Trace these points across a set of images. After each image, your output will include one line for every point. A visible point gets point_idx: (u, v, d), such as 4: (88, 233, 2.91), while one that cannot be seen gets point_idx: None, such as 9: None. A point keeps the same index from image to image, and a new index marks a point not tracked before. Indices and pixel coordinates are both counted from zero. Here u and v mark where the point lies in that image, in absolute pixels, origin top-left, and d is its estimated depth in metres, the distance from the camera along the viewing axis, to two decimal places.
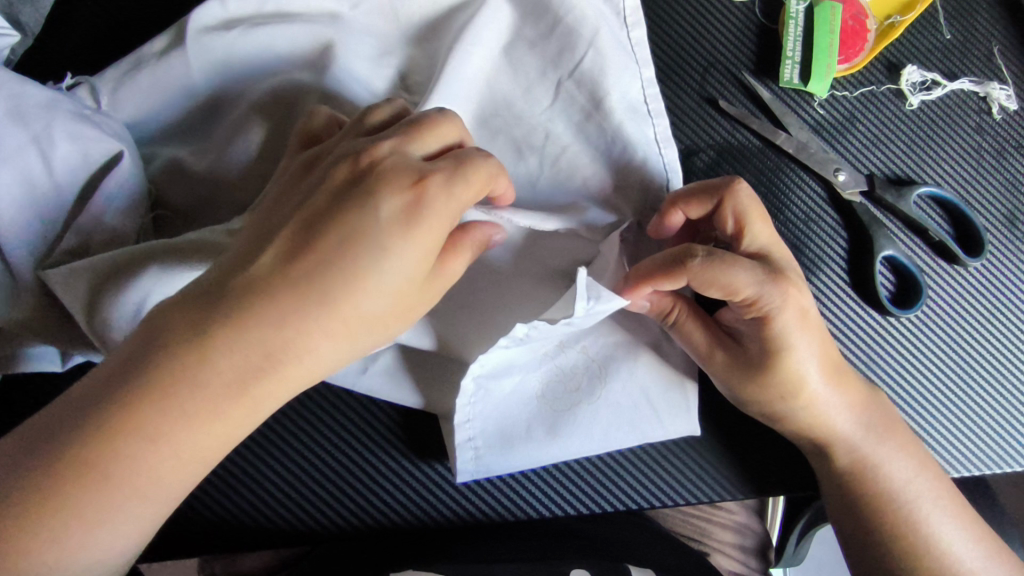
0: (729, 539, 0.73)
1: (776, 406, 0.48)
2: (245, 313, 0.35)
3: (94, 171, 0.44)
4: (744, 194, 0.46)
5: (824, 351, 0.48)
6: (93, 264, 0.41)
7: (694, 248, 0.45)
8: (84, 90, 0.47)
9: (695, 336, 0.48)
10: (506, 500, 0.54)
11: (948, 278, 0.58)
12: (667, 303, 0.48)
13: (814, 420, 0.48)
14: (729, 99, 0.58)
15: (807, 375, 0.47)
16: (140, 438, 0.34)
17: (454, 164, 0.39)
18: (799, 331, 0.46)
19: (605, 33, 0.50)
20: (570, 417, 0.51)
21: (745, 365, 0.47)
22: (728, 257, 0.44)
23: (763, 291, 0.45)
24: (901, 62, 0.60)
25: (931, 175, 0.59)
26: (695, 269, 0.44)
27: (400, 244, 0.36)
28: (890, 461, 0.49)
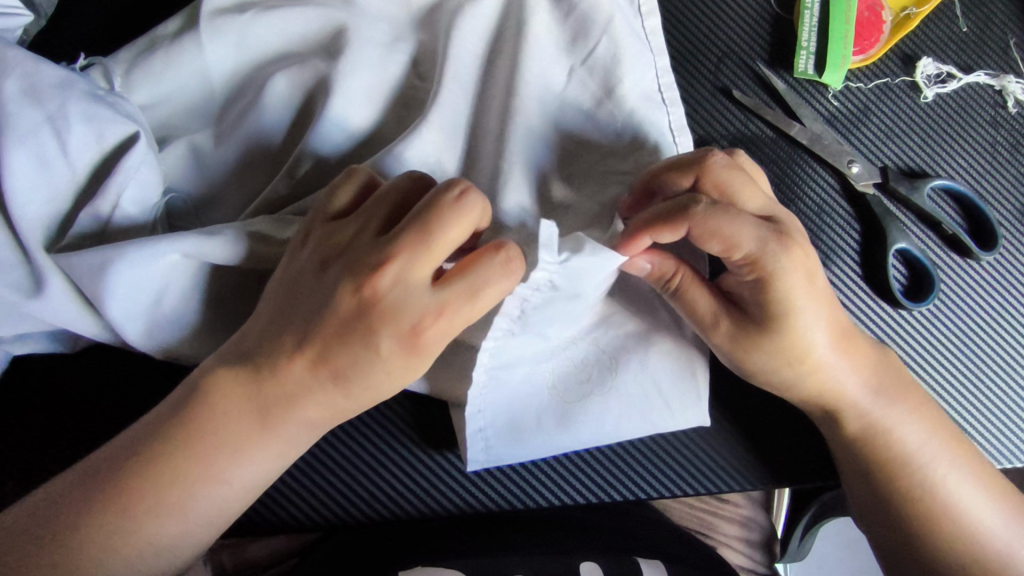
0: (735, 533, 0.73)
1: (784, 374, 0.47)
2: (272, 397, 0.41)
3: (108, 151, 0.43)
4: (722, 163, 0.45)
5: (832, 317, 0.46)
6: (106, 258, 0.41)
7: (694, 198, 0.43)
8: (97, 72, 0.47)
9: (700, 301, 0.46)
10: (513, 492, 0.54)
11: (960, 273, 0.58)
12: (668, 268, 0.46)
13: (820, 387, 0.47)
14: (744, 90, 0.58)
15: (815, 343, 0.46)
16: (181, 476, 0.40)
17: (464, 289, 0.39)
18: (806, 295, 0.44)
19: (620, 22, 0.50)
20: (582, 407, 0.51)
21: (753, 332, 0.45)
22: (731, 209, 0.43)
23: (765, 249, 0.43)
24: (916, 54, 0.59)
25: (944, 168, 0.59)
26: (698, 216, 0.43)
27: (402, 367, 0.40)
28: (903, 426, 0.48)
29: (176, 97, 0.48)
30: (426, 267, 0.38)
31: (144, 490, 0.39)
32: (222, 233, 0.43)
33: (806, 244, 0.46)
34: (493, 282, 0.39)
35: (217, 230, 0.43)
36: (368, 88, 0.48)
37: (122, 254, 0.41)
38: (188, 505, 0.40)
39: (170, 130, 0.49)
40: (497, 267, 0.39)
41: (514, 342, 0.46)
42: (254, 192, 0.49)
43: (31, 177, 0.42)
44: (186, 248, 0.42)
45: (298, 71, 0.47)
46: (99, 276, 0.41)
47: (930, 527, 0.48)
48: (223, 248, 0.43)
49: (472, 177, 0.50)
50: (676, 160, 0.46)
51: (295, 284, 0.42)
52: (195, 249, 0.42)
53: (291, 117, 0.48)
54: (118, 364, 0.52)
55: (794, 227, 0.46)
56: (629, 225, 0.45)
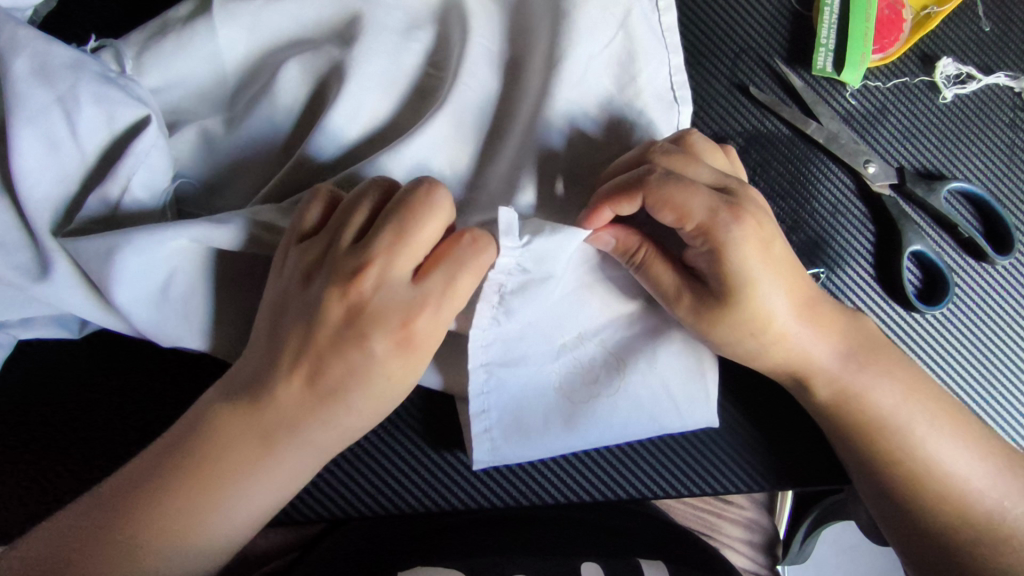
0: (739, 535, 0.72)
1: (746, 344, 0.46)
2: (281, 409, 0.40)
3: (118, 133, 0.43)
4: (666, 148, 0.45)
5: (792, 284, 0.46)
6: (113, 243, 0.40)
7: (650, 168, 0.44)
8: (108, 54, 0.46)
9: (663, 276, 0.45)
10: (511, 489, 0.54)
11: (975, 277, 0.57)
12: (631, 242, 0.46)
13: (787, 356, 0.46)
14: (760, 87, 0.57)
15: (777, 313, 0.45)
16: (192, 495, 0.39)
17: (443, 277, 0.39)
18: (763, 263, 0.44)
19: (638, 14, 0.49)
20: (590, 409, 0.50)
21: (715, 305, 0.45)
22: (682, 179, 0.43)
23: (716, 219, 0.43)
24: (936, 54, 0.58)
25: (960, 171, 0.58)
26: (651, 184, 0.43)
27: (399, 370, 0.40)
28: (876, 390, 0.47)
29: (187, 82, 0.47)
30: (408, 261, 0.39)
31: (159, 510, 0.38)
32: (232, 222, 0.42)
33: (765, 215, 0.45)
34: (470, 269, 0.40)
35: (225, 218, 0.42)
36: (382, 76, 0.47)
37: (128, 240, 0.40)
38: (199, 527, 0.39)
39: (180, 116, 0.48)
40: (468, 246, 0.40)
41: (508, 334, 0.46)
42: (262, 180, 0.48)
43: (40, 158, 0.41)
44: (199, 236, 0.42)
45: (312, 57, 0.47)
46: (107, 263, 0.41)
47: (949, 534, 0.47)
48: (236, 236, 0.42)
49: (485, 170, 0.49)
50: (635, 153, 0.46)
51: (284, 302, 0.41)
52: (208, 237, 0.42)
53: (302, 103, 0.47)
54: (125, 351, 0.51)
55: (749, 198, 0.45)
56: (590, 203, 0.45)
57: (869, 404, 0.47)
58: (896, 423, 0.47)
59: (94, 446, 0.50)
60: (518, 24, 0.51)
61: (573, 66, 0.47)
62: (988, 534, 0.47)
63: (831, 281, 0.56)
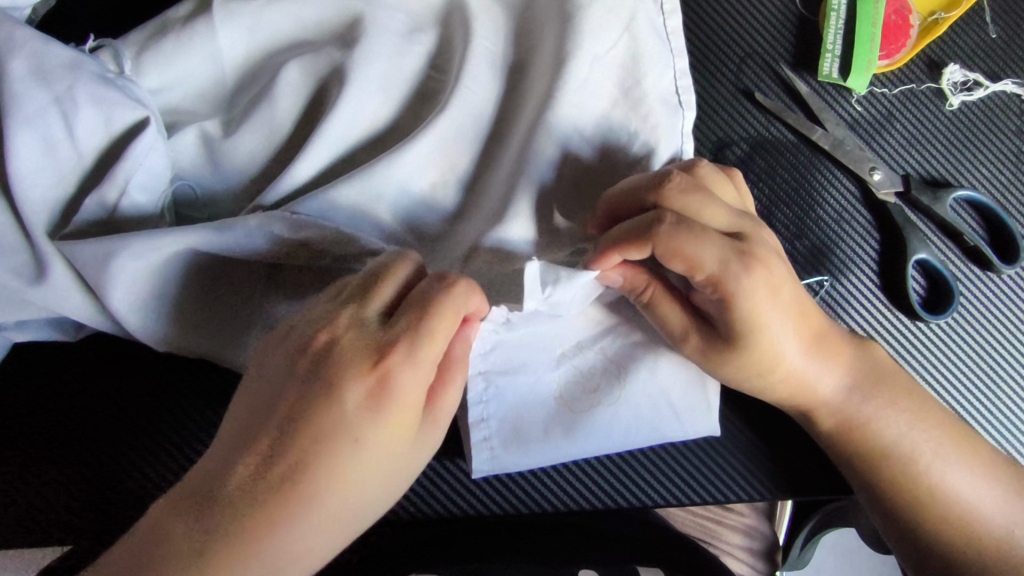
0: (740, 542, 0.71)
1: (752, 381, 0.46)
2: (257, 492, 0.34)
3: (116, 135, 0.42)
4: (679, 187, 0.43)
5: (801, 323, 0.45)
6: (110, 247, 0.40)
7: (663, 214, 0.42)
8: (106, 54, 0.45)
9: (671, 315, 0.46)
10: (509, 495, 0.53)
11: (981, 286, 0.56)
12: (640, 281, 0.45)
13: (793, 392, 0.47)
14: (766, 92, 0.57)
15: (786, 355, 0.45)
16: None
17: (414, 320, 0.37)
18: (774, 306, 0.43)
19: (643, 19, 0.49)
20: (590, 418, 0.49)
21: (721, 347, 0.45)
22: (696, 228, 0.42)
23: (727, 270, 0.42)
24: (943, 61, 0.58)
25: (967, 179, 0.57)
26: (661, 235, 0.41)
27: (377, 432, 0.35)
28: (881, 419, 0.47)
29: (187, 83, 0.46)
30: (377, 304, 0.38)
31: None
32: (271, 226, 0.42)
33: (779, 261, 0.44)
34: (438, 333, 0.37)
35: (266, 219, 0.42)
36: (384, 79, 0.47)
37: (127, 246, 0.40)
38: None
39: (178, 117, 0.47)
40: (438, 286, 0.38)
41: (506, 343, 0.47)
42: (259, 183, 0.47)
43: (36, 159, 0.41)
44: (226, 237, 0.42)
45: (313, 59, 0.46)
46: (103, 267, 0.40)
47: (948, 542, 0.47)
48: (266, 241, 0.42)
49: (486, 175, 0.48)
50: (646, 182, 0.44)
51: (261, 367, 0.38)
52: (236, 239, 0.42)
53: (303, 106, 0.46)
54: (122, 354, 0.51)
55: (760, 241, 0.44)
56: (600, 241, 0.44)
57: (874, 434, 0.47)
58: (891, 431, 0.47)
59: (92, 447, 0.50)
60: (521, 27, 0.50)
61: (578, 71, 0.47)
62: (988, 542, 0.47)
63: (834, 289, 0.56)
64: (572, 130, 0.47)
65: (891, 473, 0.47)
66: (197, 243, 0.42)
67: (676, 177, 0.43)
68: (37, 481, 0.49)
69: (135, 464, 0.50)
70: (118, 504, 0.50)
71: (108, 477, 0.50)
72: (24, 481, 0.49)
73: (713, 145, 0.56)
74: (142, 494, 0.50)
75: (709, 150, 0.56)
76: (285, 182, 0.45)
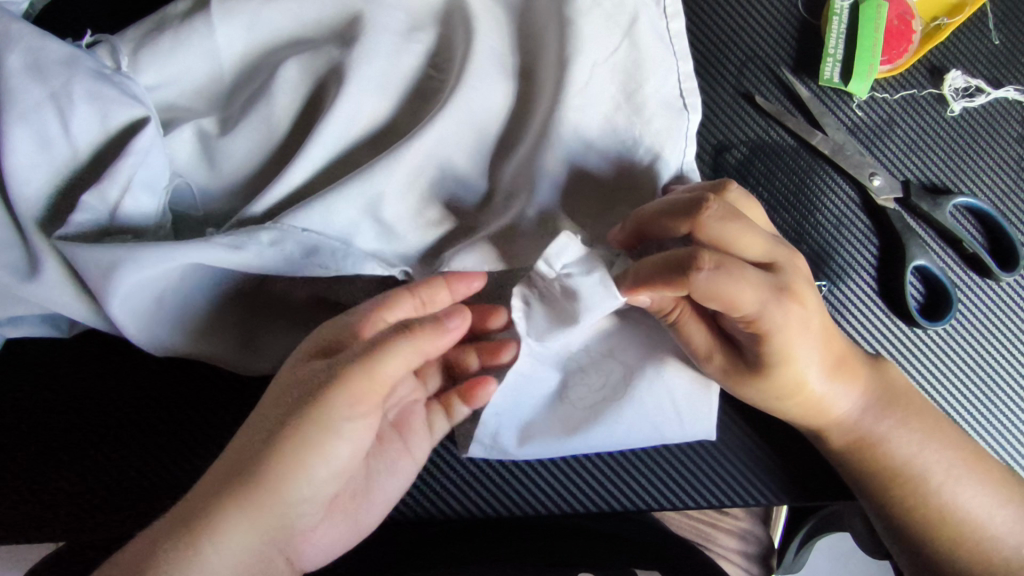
0: (734, 545, 0.70)
1: (773, 402, 0.47)
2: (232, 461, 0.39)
3: (113, 132, 0.42)
4: (714, 218, 0.41)
5: (826, 347, 0.46)
6: (116, 257, 0.40)
7: (703, 255, 0.39)
8: (104, 50, 0.45)
9: (697, 336, 0.46)
10: (501, 495, 0.53)
11: (979, 294, 0.56)
12: (669, 303, 0.45)
13: (808, 413, 0.47)
14: (766, 95, 0.57)
15: (807, 380, 0.45)
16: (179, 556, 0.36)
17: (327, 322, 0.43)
18: (801, 335, 0.43)
19: (644, 22, 0.48)
20: (591, 419, 0.49)
21: (746, 372, 0.46)
22: (735, 268, 0.40)
23: (766, 310, 0.41)
24: (945, 66, 0.58)
25: (967, 186, 0.57)
26: (699, 282, 0.39)
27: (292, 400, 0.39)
28: (893, 439, 0.48)
29: (184, 80, 0.46)
30: None
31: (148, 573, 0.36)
32: (284, 246, 0.42)
33: (809, 294, 0.44)
34: (356, 311, 0.42)
35: (278, 236, 0.42)
36: (382, 78, 0.47)
37: (135, 256, 0.40)
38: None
39: (175, 113, 0.47)
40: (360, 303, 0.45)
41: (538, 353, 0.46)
42: (257, 181, 0.47)
43: (32, 155, 0.41)
44: (238, 257, 0.42)
45: (312, 57, 0.46)
46: (108, 276, 0.40)
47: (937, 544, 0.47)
48: (277, 258, 0.42)
49: (483, 175, 0.48)
50: (683, 206, 0.42)
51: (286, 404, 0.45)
52: (248, 259, 0.42)
53: (299, 105, 0.46)
54: (117, 352, 0.51)
55: (795, 273, 0.44)
56: (631, 269, 0.42)
57: (885, 454, 0.48)
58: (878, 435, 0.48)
59: (88, 446, 0.50)
60: (520, 27, 0.50)
61: (578, 74, 0.47)
62: (975, 545, 0.47)
63: (832, 295, 0.55)
64: (570, 132, 0.47)
65: (895, 487, 0.48)
66: (207, 261, 0.41)
67: (712, 204, 0.41)
68: (34, 478, 0.50)
69: (131, 463, 0.50)
70: (114, 504, 0.50)
71: (104, 476, 0.50)
72: (21, 477, 0.50)
73: (712, 147, 0.56)
74: (138, 494, 0.50)
75: (708, 152, 0.56)
76: (274, 191, 0.44)
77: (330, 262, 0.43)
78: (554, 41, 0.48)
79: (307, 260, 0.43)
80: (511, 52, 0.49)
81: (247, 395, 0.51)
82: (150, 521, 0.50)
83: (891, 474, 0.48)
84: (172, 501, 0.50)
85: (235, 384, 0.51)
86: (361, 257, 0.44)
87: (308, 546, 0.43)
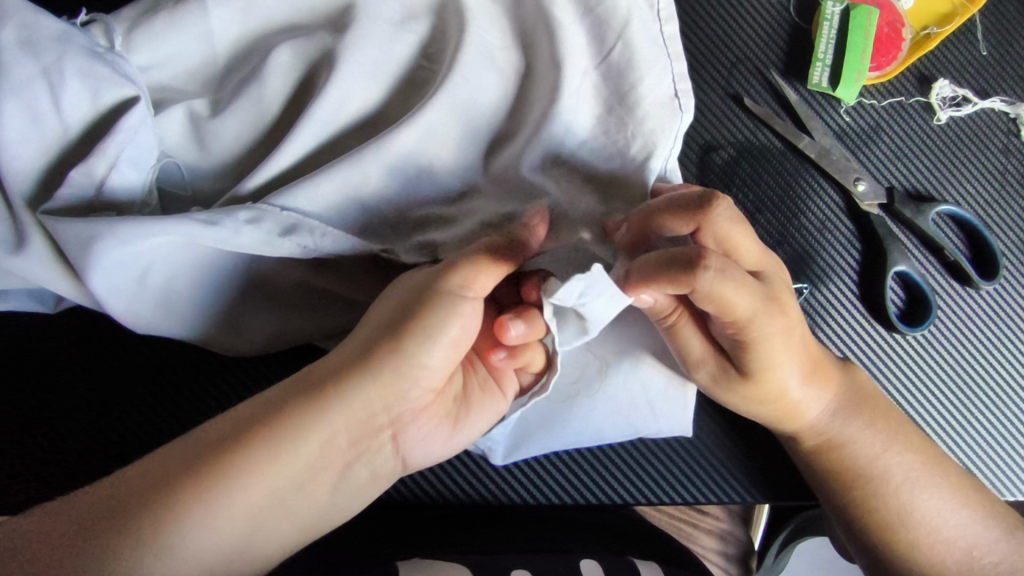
0: (713, 545, 0.72)
1: (754, 407, 0.48)
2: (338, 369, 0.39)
3: (103, 110, 0.43)
4: (723, 216, 0.42)
5: (807, 353, 0.47)
6: (98, 228, 0.40)
7: (709, 254, 0.39)
8: (98, 28, 0.45)
9: (692, 342, 0.46)
10: (473, 483, 0.54)
11: (959, 301, 0.57)
12: (668, 306, 0.44)
13: (787, 416, 0.48)
14: (755, 97, 0.57)
15: (788, 387, 0.46)
16: (263, 451, 0.36)
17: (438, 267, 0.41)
18: (785, 348, 0.45)
19: (635, 18, 0.48)
20: (565, 413, 0.50)
21: (733, 374, 0.46)
22: (734, 270, 0.40)
23: (755, 316, 0.42)
24: (933, 76, 0.58)
25: (951, 194, 0.58)
26: (705, 280, 0.39)
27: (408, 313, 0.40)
28: (862, 441, 0.49)
29: (177, 61, 0.47)
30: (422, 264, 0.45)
31: (212, 471, 0.35)
32: (262, 223, 0.42)
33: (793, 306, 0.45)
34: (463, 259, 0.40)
35: (256, 215, 0.42)
36: (373, 66, 0.47)
37: (113, 230, 0.40)
38: (264, 470, 0.36)
39: (167, 95, 0.47)
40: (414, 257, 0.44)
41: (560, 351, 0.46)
42: (244, 164, 0.47)
43: (21, 128, 0.41)
44: (212, 233, 0.41)
45: (304, 44, 0.46)
46: (85, 250, 0.40)
47: (901, 542, 0.48)
48: (255, 240, 0.41)
49: (472, 166, 0.48)
50: (686, 207, 0.42)
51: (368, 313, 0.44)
52: (223, 235, 0.41)
53: (290, 89, 0.46)
54: (100, 330, 0.52)
55: (778, 282, 0.45)
56: (634, 266, 0.41)
57: (855, 455, 0.49)
58: (844, 436, 0.49)
59: (70, 422, 0.50)
60: (515, 22, 0.51)
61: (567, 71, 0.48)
62: (938, 546, 0.48)
63: (813, 297, 0.56)
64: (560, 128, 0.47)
65: (860, 490, 0.49)
66: (183, 235, 0.41)
67: (719, 203, 0.42)
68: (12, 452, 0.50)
69: (113, 442, 0.51)
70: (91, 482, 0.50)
71: (69, 454, 0.50)
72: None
73: (700, 146, 0.56)
74: (99, 469, 0.50)
75: (695, 151, 0.57)
76: (256, 177, 0.45)
77: (307, 239, 0.43)
78: (546, 36, 0.49)
79: (285, 238, 0.42)
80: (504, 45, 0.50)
81: (235, 381, 0.52)
82: None
83: (860, 477, 0.49)
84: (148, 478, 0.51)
85: (197, 359, 0.52)
86: (340, 237, 0.44)
87: (413, 431, 0.43)
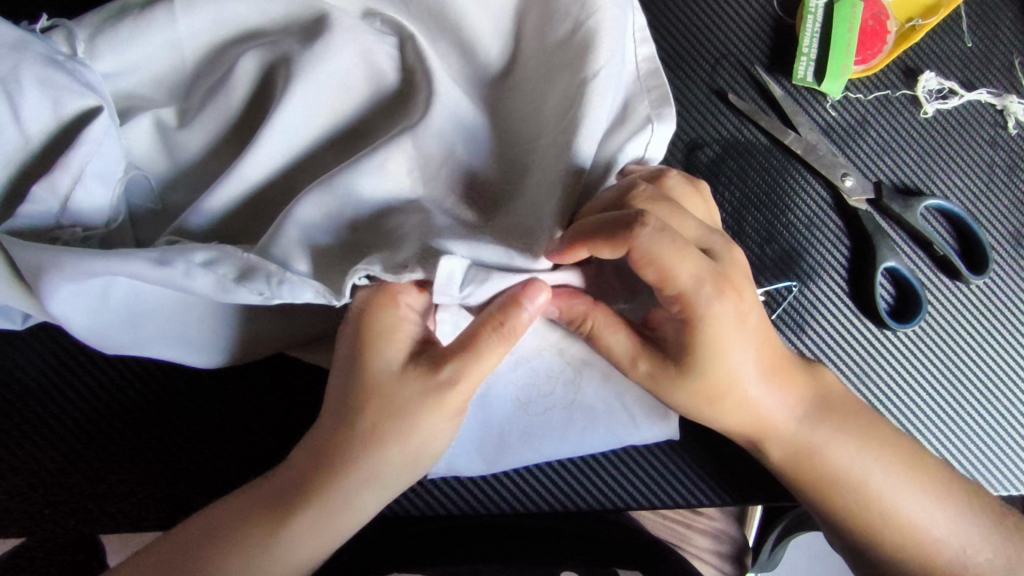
0: (706, 546, 0.69)
1: (702, 408, 0.45)
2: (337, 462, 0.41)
3: (66, 121, 0.41)
4: (650, 198, 0.40)
5: (765, 352, 0.45)
6: (41, 259, 0.37)
7: (647, 214, 0.37)
8: (59, 35, 0.43)
9: (615, 341, 0.44)
10: (467, 496, 0.52)
11: (948, 294, 0.56)
12: (580, 314, 0.43)
13: (739, 420, 0.46)
14: (739, 94, 0.56)
15: (742, 381, 0.44)
16: (278, 520, 0.41)
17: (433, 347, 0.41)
18: (736, 335, 0.42)
19: (614, 28, 0.42)
20: (547, 420, 0.49)
21: (672, 369, 0.44)
22: (676, 239, 0.38)
23: (699, 291, 0.40)
24: (920, 68, 0.58)
25: (939, 188, 0.57)
26: (642, 239, 0.37)
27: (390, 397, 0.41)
28: (835, 451, 0.47)
29: (144, 69, 0.44)
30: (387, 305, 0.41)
31: (244, 529, 0.41)
32: (218, 267, 0.36)
33: (748, 285, 0.43)
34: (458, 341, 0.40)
35: (215, 256, 0.36)
36: (346, 74, 0.43)
37: (60, 263, 0.37)
38: (281, 548, 0.40)
39: (133, 102, 0.45)
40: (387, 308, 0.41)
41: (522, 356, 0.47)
42: (213, 173, 0.46)
43: None
44: (163, 272, 0.36)
45: (274, 49, 0.44)
46: (38, 280, 0.38)
47: (898, 536, 0.48)
48: (208, 285, 0.36)
49: None
50: (613, 200, 0.41)
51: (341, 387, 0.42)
52: (175, 276, 0.36)
53: (259, 98, 0.45)
54: (71, 348, 0.50)
55: (732, 263, 0.43)
56: (569, 229, 0.39)
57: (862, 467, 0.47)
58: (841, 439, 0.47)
59: (49, 444, 0.49)
60: None
61: (559, 64, 0.43)
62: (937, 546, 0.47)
63: (803, 295, 0.55)
64: (555, 138, 0.42)
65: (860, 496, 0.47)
66: (138, 275, 0.36)
67: (646, 186, 0.41)
68: None
69: (90, 460, 0.50)
70: (77, 505, 0.49)
71: (45, 473, 0.49)
72: None
73: (685, 144, 0.55)
74: (76, 486, 0.49)
75: (681, 150, 0.56)
76: (221, 193, 0.42)
77: (264, 287, 0.36)
78: (536, 22, 0.44)
79: (241, 285, 0.36)
80: (494, 33, 0.44)
81: (212, 393, 0.51)
82: (104, 517, 0.50)
83: (861, 481, 0.47)
84: (125, 496, 0.50)
85: (174, 375, 0.50)
86: (301, 284, 0.36)
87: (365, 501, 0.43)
